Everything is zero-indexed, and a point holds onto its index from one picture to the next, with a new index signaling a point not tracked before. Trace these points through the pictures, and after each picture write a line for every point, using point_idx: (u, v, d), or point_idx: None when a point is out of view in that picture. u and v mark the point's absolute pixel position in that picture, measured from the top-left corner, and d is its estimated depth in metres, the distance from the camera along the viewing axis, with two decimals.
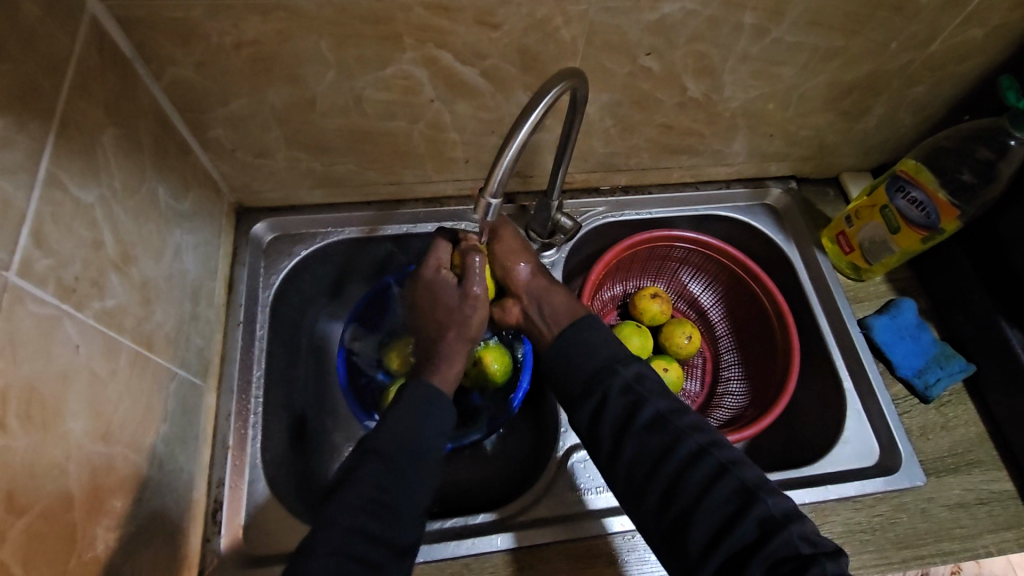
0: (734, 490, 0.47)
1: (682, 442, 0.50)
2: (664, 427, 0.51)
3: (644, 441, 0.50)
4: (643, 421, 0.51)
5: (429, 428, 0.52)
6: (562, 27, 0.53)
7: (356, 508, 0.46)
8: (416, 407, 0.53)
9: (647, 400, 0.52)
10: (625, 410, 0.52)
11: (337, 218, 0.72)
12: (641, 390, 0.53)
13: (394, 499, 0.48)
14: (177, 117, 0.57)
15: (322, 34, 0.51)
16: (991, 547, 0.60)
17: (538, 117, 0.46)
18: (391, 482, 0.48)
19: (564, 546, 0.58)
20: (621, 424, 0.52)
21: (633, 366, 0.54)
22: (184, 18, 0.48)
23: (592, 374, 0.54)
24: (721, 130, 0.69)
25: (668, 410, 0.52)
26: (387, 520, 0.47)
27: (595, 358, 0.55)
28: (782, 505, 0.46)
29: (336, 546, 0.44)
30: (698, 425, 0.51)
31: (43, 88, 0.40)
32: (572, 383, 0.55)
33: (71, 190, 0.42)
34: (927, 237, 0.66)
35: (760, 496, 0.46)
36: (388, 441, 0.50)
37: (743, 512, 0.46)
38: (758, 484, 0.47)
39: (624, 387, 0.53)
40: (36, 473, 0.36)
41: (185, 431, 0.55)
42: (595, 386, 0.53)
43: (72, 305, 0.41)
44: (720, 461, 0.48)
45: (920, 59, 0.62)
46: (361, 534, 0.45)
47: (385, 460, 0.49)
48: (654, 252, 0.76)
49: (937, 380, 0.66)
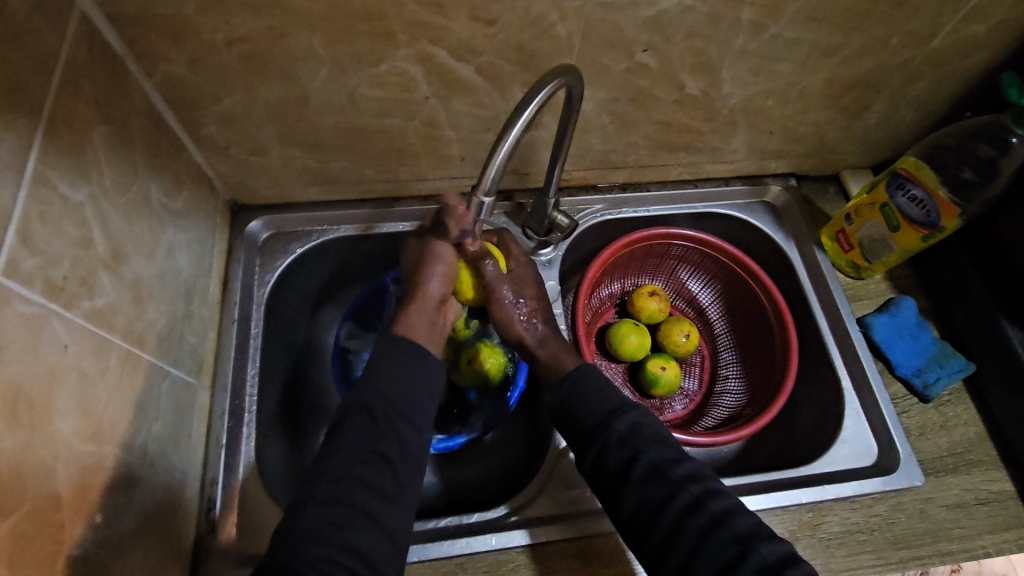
0: (731, 537, 0.47)
1: (679, 491, 0.49)
2: (661, 477, 0.50)
3: (642, 492, 0.50)
4: (642, 468, 0.50)
5: (411, 377, 0.52)
6: (558, 23, 0.52)
7: (348, 458, 0.47)
8: (396, 358, 0.52)
9: (642, 451, 0.51)
10: (623, 460, 0.51)
11: (333, 215, 0.72)
12: (636, 442, 0.52)
13: (384, 449, 0.48)
14: (170, 114, 0.57)
15: (314, 31, 0.51)
16: (989, 548, 0.59)
17: (532, 114, 0.45)
18: (378, 433, 0.49)
19: (559, 545, 0.57)
20: (621, 470, 0.51)
21: (627, 417, 0.53)
22: (175, 14, 0.47)
23: (591, 424, 0.54)
24: (720, 127, 0.68)
25: (663, 460, 0.51)
26: (381, 469, 0.47)
27: (593, 405, 0.55)
28: (778, 551, 0.46)
29: (331, 494, 0.45)
30: (695, 472, 0.50)
31: (31, 85, 0.39)
32: (573, 432, 0.55)
33: (60, 188, 0.42)
34: (927, 235, 0.65)
35: (756, 544, 0.46)
36: (371, 394, 0.50)
37: (741, 559, 0.45)
38: (753, 531, 0.47)
39: (622, 437, 0.52)
40: (23, 473, 0.36)
41: (178, 429, 0.55)
42: (593, 438, 0.53)
43: (61, 304, 0.41)
44: (717, 512, 0.48)
45: (922, 55, 0.61)
46: (356, 482, 0.46)
47: (369, 412, 0.49)
48: (652, 250, 0.76)
49: (937, 380, 0.65)
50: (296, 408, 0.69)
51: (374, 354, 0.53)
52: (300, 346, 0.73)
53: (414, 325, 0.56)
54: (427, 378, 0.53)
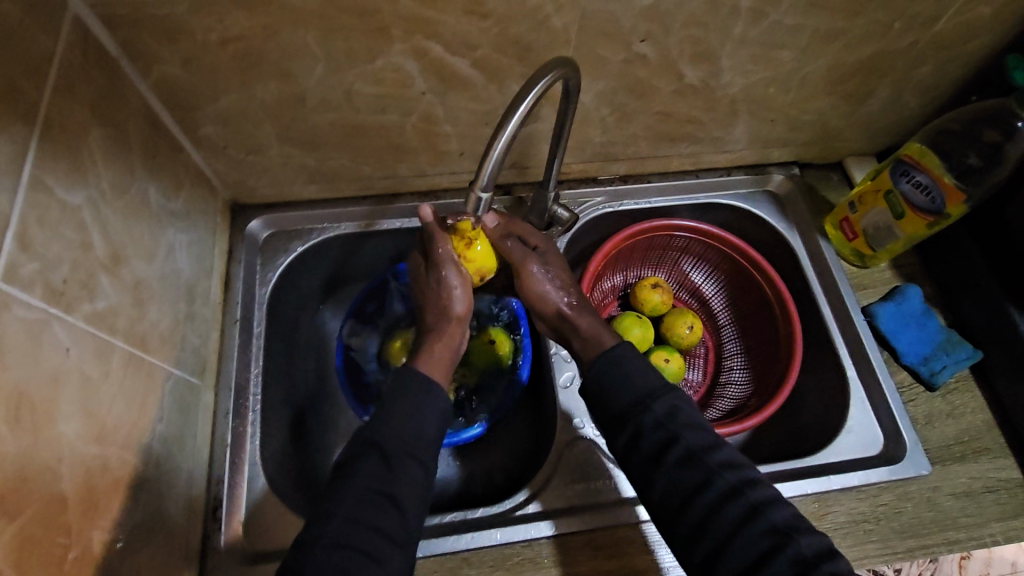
0: (768, 527, 0.46)
1: (716, 479, 0.48)
2: (697, 462, 0.49)
3: (676, 475, 0.49)
4: (677, 453, 0.50)
5: (423, 416, 0.51)
6: (554, 15, 0.51)
7: (356, 499, 0.46)
8: (409, 394, 0.51)
9: (680, 435, 0.50)
10: (659, 443, 0.51)
11: (332, 213, 0.72)
12: (673, 425, 0.51)
13: (394, 490, 0.47)
14: (167, 114, 0.57)
15: (308, 28, 0.50)
16: (998, 536, 0.59)
17: (529, 108, 0.45)
18: (390, 474, 0.47)
19: (564, 538, 0.57)
20: (655, 454, 0.50)
21: (665, 400, 0.52)
22: (169, 14, 0.47)
23: (623, 405, 0.53)
24: (721, 116, 0.68)
25: (700, 447, 0.50)
26: (390, 512, 0.46)
27: (627, 388, 0.53)
28: (817, 546, 0.45)
29: (339, 536, 0.44)
30: (732, 461, 0.50)
31: (25, 89, 0.39)
32: (604, 413, 0.54)
33: (57, 192, 0.42)
34: (933, 222, 0.64)
35: (795, 537, 0.45)
36: (384, 431, 0.49)
37: (777, 550, 0.44)
38: (792, 524, 0.46)
39: (658, 419, 0.51)
40: (29, 476, 0.36)
41: (183, 429, 0.55)
42: (625, 419, 0.52)
43: (62, 308, 0.41)
44: (755, 502, 0.47)
45: (926, 39, 0.60)
46: (364, 526, 0.45)
47: (383, 451, 0.48)
48: (654, 242, 0.75)
49: (943, 367, 0.65)
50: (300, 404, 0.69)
51: (389, 390, 0.52)
52: (304, 344, 0.73)
53: (434, 359, 0.55)
54: (439, 418, 0.52)
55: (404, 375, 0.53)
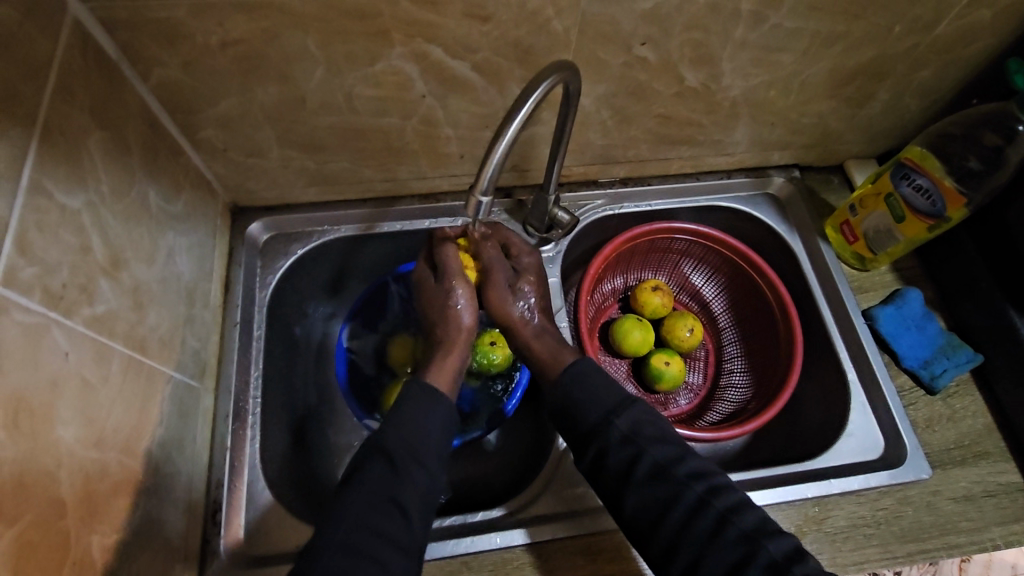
0: (738, 536, 0.46)
1: (684, 492, 0.49)
2: (665, 475, 0.49)
3: (646, 490, 0.49)
4: (646, 467, 0.50)
5: (432, 423, 0.51)
6: (554, 18, 0.51)
7: (364, 506, 0.46)
8: (418, 401, 0.52)
9: (645, 450, 0.50)
10: (625, 459, 0.51)
11: (333, 215, 0.72)
12: (639, 439, 0.51)
13: (402, 497, 0.47)
14: (167, 116, 0.57)
15: (308, 31, 0.50)
16: (998, 540, 0.59)
17: (528, 111, 0.45)
18: (398, 481, 0.48)
19: (563, 543, 0.57)
20: (624, 470, 0.50)
21: (629, 414, 0.52)
22: (169, 17, 0.47)
23: (590, 422, 0.53)
24: (721, 119, 0.68)
25: (667, 459, 0.50)
26: (397, 517, 0.46)
27: (594, 403, 0.53)
28: (784, 547, 0.46)
29: (346, 543, 0.44)
30: (699, 470, 0.50)
31: (24, 93, 0.39)
32: (572, 432, 0.54)
33: (56, 196, 0.42)
34: (933, 225, 0.64)
35: (764, 543, 0.46)
36: (392, 437, 0.49)
37: (748, 560, 0.45)
38: (762, 527, 0.47)
39: (623, 434, 0.51)
40: (27, 482, 0.36)
41: (182, 432, 0.55)
42: (592, 438, 0.52)
43: (61, 312, 0.41)
44: (724, 510, 0.47)
45: (926, 42, 0.60)
46: (371, 532, 0.45)
47: (391, 457, 0.48)
48: (655, 245, 0.75)
49: (943, 371, 0.65)
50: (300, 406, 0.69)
51: (398, 398, 0.53)
52: (305, 346, 0.73)
53: (442, 369, 0.56)
54: (446, 425, 0.52)
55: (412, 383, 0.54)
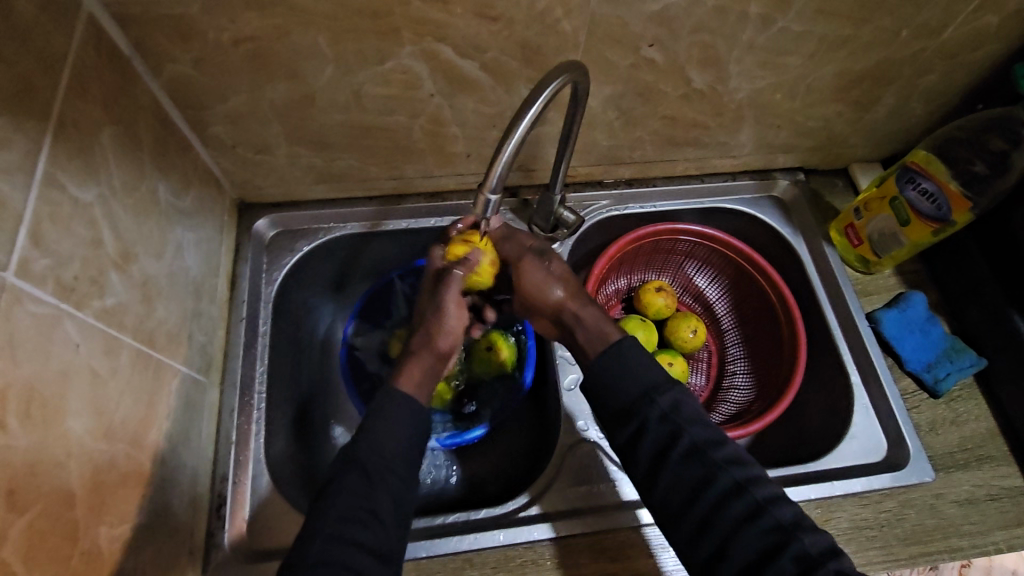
0: (771, 525, 0.46)
1: (720, 475, 0.49)
2: (701, 458, 0.49)
3: (681, 471, 0.49)
4: (683, 448, 0.50)
5: (402, 432, 0.50)
6: (563, 19, 0.52)
7: (339, 516, 0.46)
8: (389, 413, 0.51)
9: (684, 429, 0.50)
10: (663, 439, 0.51)
11: (339, 213, 0.72)
12: (678, 419, 0.51)
13: (376, 505, 0.47)
14: (177, 113, 0.57)
15: (319, 29, 0.51)
16: (1001, 544, 0.59)
17: (538, 111, 0.45)
18: (371, 489, 0.47)
19: (568, 541, 0.57)
20: (660, 449, 0.50)
21: (670, 393, 0.52)
22: (181, 14, 0.48)
23: (627, 400, 0.52)
24: (727, 121, 0.68)
25: (705, 441, 0.50)
26: (373, 526, 0.46)
27: (632, 382, 0.53)
28: (820, 543, 0.45)
29: (322, 557, 0.44)
30: (736, 457, 0.50)
31: (39, 86, 0.40)
32: (608, 407, 0.54)
33: (69, 189, 0.42)
34: (937, 229, 0.64)
35: (798, 535, 0.45)
36: (362, 447, 0.49)
37: (780, 547, 0.45)
38: (796, 521, 0.46)
39: (663, 413, 0.51)
40: (38, 472, 0.36)
41: (188, 427, 0.56)
42: (632, 413, 0.52)
43: (72, 304, 0.41)
44: (760, 499, 0.47)
45: (933, 47, 0.60)
46: (349, 541, 0.45)
47: (362, 466, 0.48)
48: (659, 246, 0.75)
49: (947, 375, 0.65)
50: (302, 401, 0.69)
51: (371, 408, 0.52)
52: (308, 343, 0.73)
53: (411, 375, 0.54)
54: (417, 430, 0.52)
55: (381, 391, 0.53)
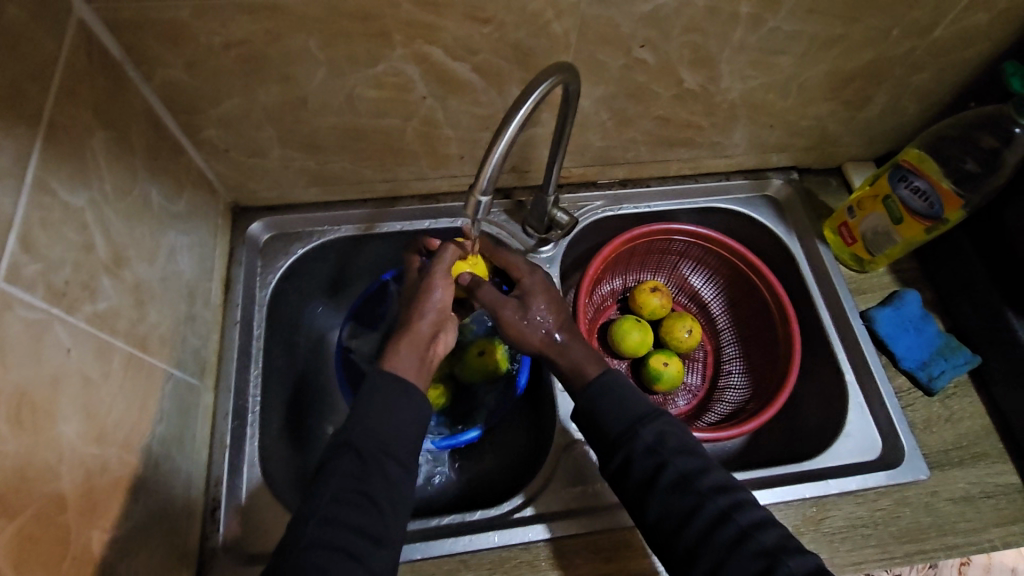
0: (758, 551, 0.46)
1: (706, 503, 0.48)
2: (688, 487, 0.49)
3: (668, 499, 0.49)
4: (668, 479, 0.50)
5: (400, 416, 0.51)
6: (555, 20, 0.52)
7: (335, 499, 0.46)
8: (382, 395, 0.51)
9: (669, 460, 0.50)
10: (650, 468, 0.51)
11: (333, 216, 0.72)
12: (664, 450, 0.51)
13: (371, 489, 0.47)
14: (169, 116, 0.57)
15: (310, 32, 0.51)
16: (996, 541, 0.59)
17: (527, 112, 0.45)
18: (365, 473, 0.48)
19: (560, 542, 0.57)
20: (648, 477, 0.50)
21: (654, 425, 0.52)
22: (172, 18, 0.48)
23: (615, 431, 0.53)
24: (720, 121, 0.68)
25: (691, 470, 0.50)
26: (368, 510, 0.46)
27: (619, 413, 0.53)
28: (806, 566, 0.45)
29: (318, 538, 0.44)
30: (721, 483, 0.50)
31: (29, 92, 0.40)
32: (597, 438, 0.54)
33: (60, 194, 0.42)
34: (930, 228, 0.64)
35: (783, 559, 0.45)
36: (357, 431, 0.49)
37: (771, 567, 0.45)
38: (781, 546, 0.46)
39: (649, 445, 0.51)
40: (28, 477, 0.36)
41: (182, 430, 0.56)
42: (618, 445, 0.52)
43: (63, 309, 0.41)
44: (744, 526, 0.47)
45: (924, 46, 0.61)
46: (344, 527, 0.45)
47: (358, 450, 0.48)
48: (653, 246, 0.75)
49: (941, 372, 0.65)
50: (296, 402, 0.69)
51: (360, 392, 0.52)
52: (302, 344, 0.73)
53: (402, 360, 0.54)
54: (416, 415, 0.51)
55: (375, 375, 0.53)
